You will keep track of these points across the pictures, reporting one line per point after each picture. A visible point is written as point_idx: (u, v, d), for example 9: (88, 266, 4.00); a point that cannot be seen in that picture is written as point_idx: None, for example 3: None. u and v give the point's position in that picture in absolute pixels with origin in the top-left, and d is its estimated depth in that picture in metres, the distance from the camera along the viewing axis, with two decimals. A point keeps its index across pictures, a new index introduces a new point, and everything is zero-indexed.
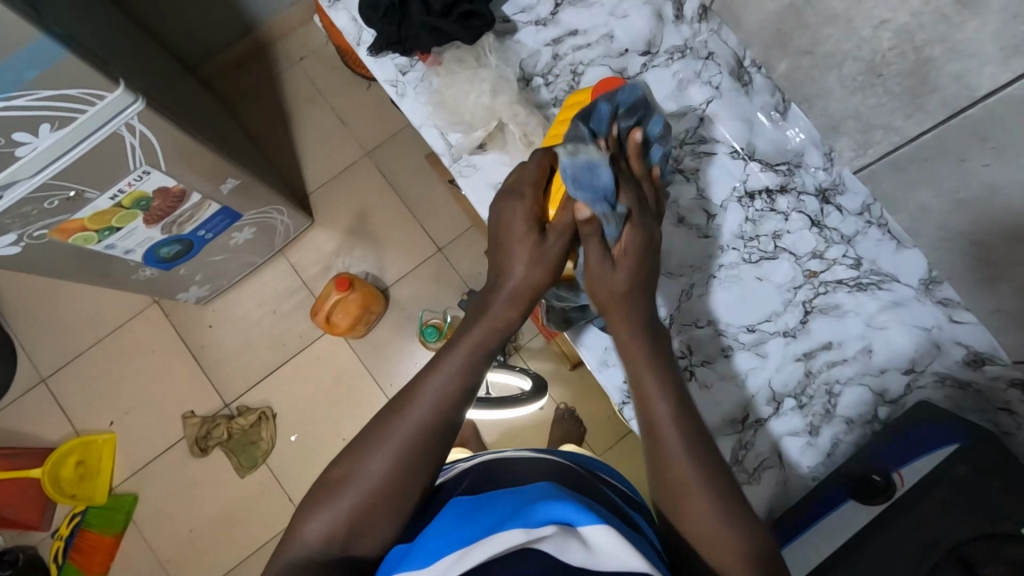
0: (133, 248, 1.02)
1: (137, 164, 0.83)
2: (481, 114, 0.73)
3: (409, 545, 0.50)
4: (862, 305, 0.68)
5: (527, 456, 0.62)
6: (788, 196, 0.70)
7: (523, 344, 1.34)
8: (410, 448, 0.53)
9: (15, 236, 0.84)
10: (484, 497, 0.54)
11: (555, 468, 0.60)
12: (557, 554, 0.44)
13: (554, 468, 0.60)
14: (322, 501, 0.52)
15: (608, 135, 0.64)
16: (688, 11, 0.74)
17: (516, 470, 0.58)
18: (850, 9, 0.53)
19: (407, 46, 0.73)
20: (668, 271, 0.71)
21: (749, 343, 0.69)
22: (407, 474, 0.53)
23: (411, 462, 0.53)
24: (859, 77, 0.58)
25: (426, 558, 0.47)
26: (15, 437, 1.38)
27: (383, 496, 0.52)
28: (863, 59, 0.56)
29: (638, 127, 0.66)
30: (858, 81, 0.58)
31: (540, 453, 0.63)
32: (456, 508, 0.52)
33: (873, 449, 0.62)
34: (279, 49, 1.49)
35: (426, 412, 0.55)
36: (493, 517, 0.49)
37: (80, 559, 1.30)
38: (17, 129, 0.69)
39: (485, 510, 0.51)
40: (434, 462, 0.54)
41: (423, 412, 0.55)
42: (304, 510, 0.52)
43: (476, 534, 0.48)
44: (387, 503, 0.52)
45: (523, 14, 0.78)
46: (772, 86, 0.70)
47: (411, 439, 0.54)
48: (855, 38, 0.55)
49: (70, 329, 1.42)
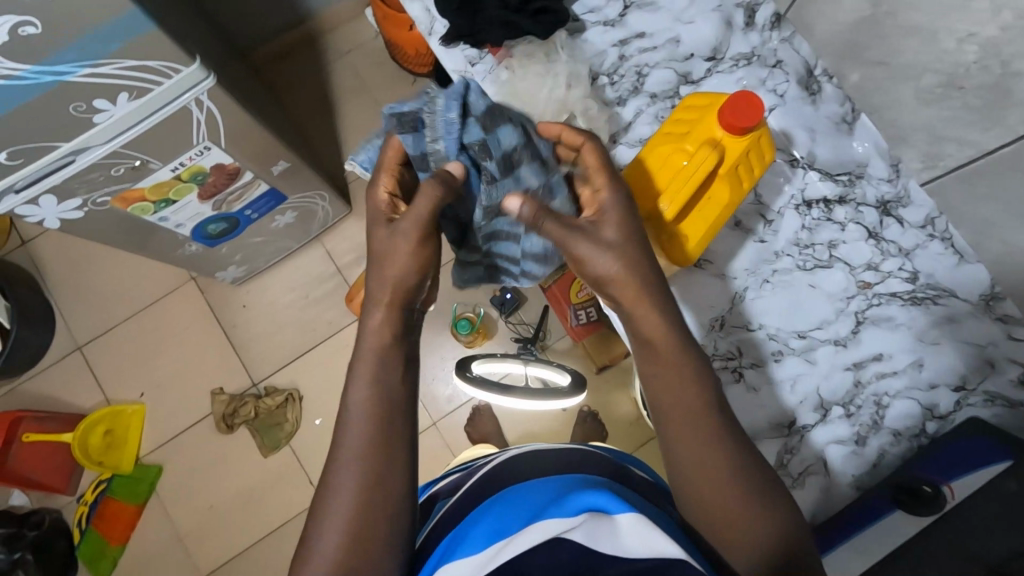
0: (183, 222, 1.05)
1: (199, 139, 0.85)
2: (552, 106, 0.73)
3: (461, 538, 0.55)
4: (913, 319, 0.65)
5: (547, 454, 0.66)
6: (846, 206, 0.68)
7: (551, 344, 1.36)
8: (370, 422, 0.57)
9: (79, 201, 0.86)
10: (528, 489, 0.59)
11: (593, 464, 0.64)
12: (586, 540, 0.48)
13: (595, 464, 0.64)
14: (326, 503, 0.54)
15: (732, 145, 0.63)
16: (761, 19, 0.74)
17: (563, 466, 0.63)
18: (933, 22, 0.52)
19: (478, 38, 0.77)
20: (724, 273, 0.70)
21: (798, 348, 0.67)
22: (383, 447, 0.56)
23: (384, 433, 0.57)
24: (938, 89, 0.56)
25: (481, 542, 0.53)
26: (47, 401, 1.41)
27: (376, 474, 0.55)
28: (942, 71, 0.54)
29: (758, 147, 0.64)
30: (936, 93, 0.56)
31: (560, 450, 0.67)
32: (505, 503, 0.57)
33: (914, 465, 0.60)
34: (328, 41, 1.52)
35: (367, 387, 0.59)
36: (531, 509, 0.54)
37: (102, 525, 1.32)
38: (97, 96, 0.71)
39: (527, 506, 0.55)
40: (398, 435, 0.58)
41: (368, 397, 0.58)
42: (321, 513, 0.54)
43: (520, 523, 0.52)
44: (386, 482, 0.55)
45: (591, 14, 0.78)
46: (842, 95, 0.70)
47: (370, 412, 0.57)
48: (937, 50, 0.53)
49: (107, 299, 1.45)
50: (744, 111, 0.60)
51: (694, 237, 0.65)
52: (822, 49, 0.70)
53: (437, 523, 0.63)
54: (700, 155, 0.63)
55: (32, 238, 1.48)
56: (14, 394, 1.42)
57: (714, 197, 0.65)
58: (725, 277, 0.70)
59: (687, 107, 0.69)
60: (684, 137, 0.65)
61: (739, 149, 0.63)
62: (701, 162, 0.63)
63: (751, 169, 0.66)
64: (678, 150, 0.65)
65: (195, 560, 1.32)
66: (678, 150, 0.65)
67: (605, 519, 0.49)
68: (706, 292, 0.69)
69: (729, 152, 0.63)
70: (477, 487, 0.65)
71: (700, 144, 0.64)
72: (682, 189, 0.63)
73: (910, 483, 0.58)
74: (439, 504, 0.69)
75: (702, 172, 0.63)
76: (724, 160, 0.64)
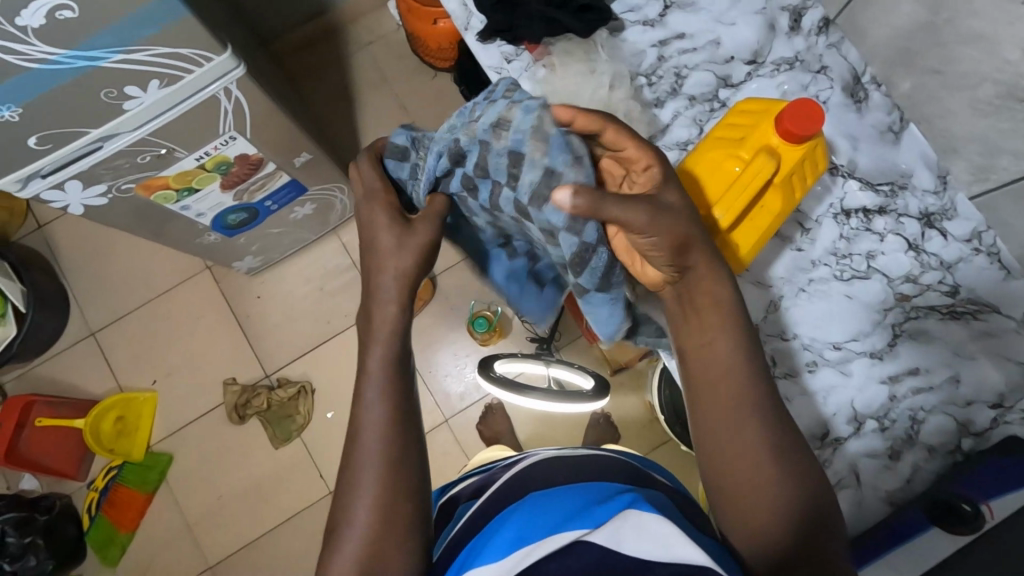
0: (204, 212, 1.04)
1: (226, 128, 0.85)
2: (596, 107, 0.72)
3: (482, 545, 0.54)
4: (952, 333, 0.63)
5: (571, 456, 0.66)
6: (886, 217, 0.67)
7: (565, 345, 1.35)
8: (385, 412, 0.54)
9: (104, 187, 0.86)
10: (550, 494, 0.58)
11: (616, 470, 0.63)
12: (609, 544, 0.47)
13: (619, 470, 0.63)
14: (348, 487, 0.52)
15: (788, 154, 0.59)
16: (807, 24, 0.72)
17: (588, 472, 0.62)
18: (997, 30, 0.51)
19: (516, 33, 0.76)
20: (761, 281, 0.69)
21: (831, 360, 0.66)
22: (402, 421, 0.54)
23: (403, 411, 0.55)
24: (996, 101, 0.53)
25: (507, 548, 0.52)
26: (60, 385, 1.41)
27: (398, 453, 0.53)
28: (1003, 83, 0.52)
29: (812, 157, 0.61)
30: (994, 105, 0.54)
31: (584, 453, 0.67)
32: (528, 507, 0.57)
33: (951, 482, 0.58)
34: (349, 32, 1.51)
35: (378, 363, 0.56)
36: (559, 513, 0.54)
37: (112, 512, 1.32)
38: (128, 83, 0.70)
39: (553, 512, 0.54)
40: (417, 417, 0.56)
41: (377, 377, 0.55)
42: (345, 492, 0.53)
43: (545, 530, 0.52)
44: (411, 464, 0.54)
45: (630, 13, 0.77)
46: (890, 104, 0.68)
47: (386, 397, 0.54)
48: (997, 60, 0.52)
49: (122, 285, 1.45)
50: (805, 118, 0.57)
51: (745, 244, 0.62)
52: (873, 55, 0.68)
53: (458, 528, 0.62)
54: (757, 161, 0.59)
55: (48, 222, 1.47)
56: (27, 377, 1.42)
57: (766, 204, 0.62)
58: (759, 285, 0.69)
59: (741, 112, 0.64)
60: (739, 144, 0.61)
61: (797, 156, 0.59)
62: (758, 171, 0.59)
63: (805, 179, 0.63)
64: (728, 158, 0.61)
65: (204, 549, 1.32)
66: (730, 156, 0.61)
67: (620, 518, 0.49)
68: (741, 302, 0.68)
69: (783, 161, 0.59)
70: (500, 490, 0.63)
71: (754, 150, 0.60)
72: (738, 196, 0.60)
73: (948, 500, 0.55)
74: (461, 507, 0.68)
75: (757, 181, 0.59)
76: (781, 167, 0.60)
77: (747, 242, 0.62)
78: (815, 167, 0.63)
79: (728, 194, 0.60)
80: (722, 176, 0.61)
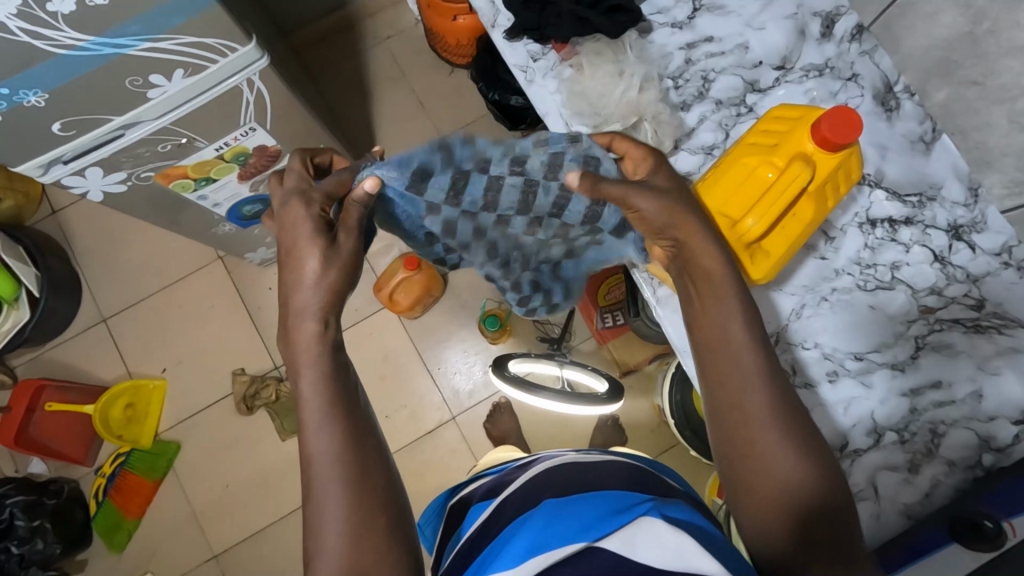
0: (220, 202, 1.04)
1: (246, 119, 0.84)
2: (623, 109, 0.74)
3: (496, 552, 0.54)
4: (977, 347, 0.62)
5: (581, 462, 0.65)
6: (912, 228, 0.67)
7: (575, 346, 1.35)
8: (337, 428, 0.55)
9: (124, 175, 0.86)
10: (562, 501, 0.58)
11: (618, 472, 0.64)
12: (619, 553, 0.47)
13: (621, 473, 0.64)
14: (318, 508, 0.53)
15: (822, 162, 0.58)
16: (839, 30, 0.71)
17: (589, 475, 0.62)
18: None
19: (544, 32, 0.76)
20: (783, 288, 0.68)
21: (853, 371, 0.65)
22: (358, 429, 0.56)
23: (352, 432, 0.56)
24: None
25: (520, 555, 0.51)
26: (70, 370, 1.42)
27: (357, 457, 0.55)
28: None
29: (846, 166, 0.60)
30: None
31: (594, 458, 0.66)
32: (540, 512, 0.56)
33: (972, 497, 0.58)
34: (367, 26, 1.51)
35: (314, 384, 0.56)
36: (569, 522, 0.54)
37: (118, 499, 1.32)
38: (153, 71, 0.70)
39: (566, 516, 0.55)
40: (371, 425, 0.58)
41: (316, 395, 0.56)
42: (311, 519, 0.54)
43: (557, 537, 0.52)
44: (371, 484, 0.55)
45: (659, 15, 0.76)
46: (923, 114, 0.68)
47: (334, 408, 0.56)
48: None
49: (134, 273, 1.45)
50: (842, 127, 0.56)
51: (773, 252, 0.62)
52: (908, 64, 0.67)
53: (470, 532, 0.62)
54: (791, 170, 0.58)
55: (63, 207, 1.48)
56: (37, 361, 1.42)
57: (797, 213, 0.61)
58: (781, 293, 0.68)
59: (775, 119, 0.63)
60: (771, 151, 0.60)
61: (830, 166, 0.58)
62: (792, 180, 0.59)
63: (837, 188, 0.62)
64: (760, 166, 0.61)
65: (209, 538, 1.33)
66: (763, 164, 0.61)
67: (631, 527, 0.50)
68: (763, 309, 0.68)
69: (817, 171, 0.59)
70: (511, 497, 0.63)
71: (787, 159, 0.59)
72: (771, 204, 0.60)
73: (970, 516, 0.54)
74: (473, 509, 0.67)
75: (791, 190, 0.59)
76: (815, 176, 0.59)
77: (778, 251, 0.62)
78: (848, 176, 0.62)
79: (762, 203, 0.60)
80: (754, 183, 0.61)
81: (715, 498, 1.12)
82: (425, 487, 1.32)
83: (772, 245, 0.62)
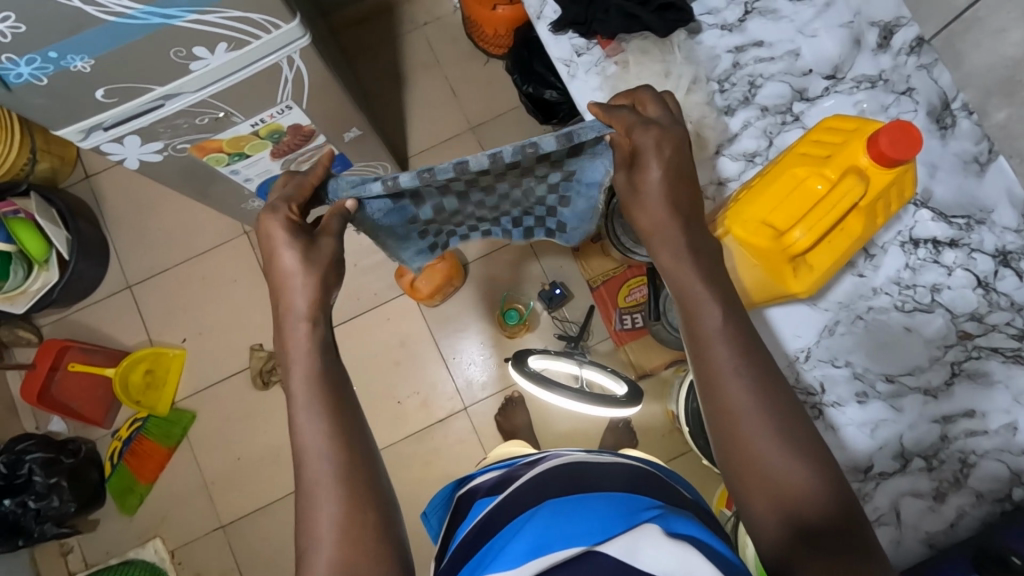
0: (251, 177, 1.04)
1: (284, 97, 0.85)
2: None
3: (505, 546, 0.54)
4: (1014, 379, 0.60)
5: (586, 459, 0.65)
6: (957, 250, 0.64)
7: (592, 345, 1.34)
8: (326, 413, 0.55)
9: (161, 145, 0.86)
10: (566, 501, 0.57)
11: (621, 474, 0.63)
12: (622, 556, 0.48)
13: (623, 475, 0.63)
14: (307, 501, 0.53)
15: (875, 178, 0.57)
16: (897, 42, 0.69)
17: (590, 476, 0.62)
18: None
19: (591, 27, 0.75)
20: (817, 303, 0.67)
21: (884, 394, 0.63)
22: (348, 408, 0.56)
23: (351, 427, 0.56)
24: None
25: (525, 556, 0.51)
26: (94, 334, 1.44)
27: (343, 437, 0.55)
28: None
29: (899, 184, 0.59)
30: None
31: (599, 457, 0.66)
32: (538, 511, 0.56)
33: (1002, 530, 0.56)
34: (405, 11, 1.50)
35: (306, 381, 0.56)
36: (571, 523, 0.53)
37: (133, 462, 1.36)
38: (197, 43, 0.70)
39: (568, 514, 0.55)
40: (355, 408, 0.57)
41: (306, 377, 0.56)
42: (303, 512, 0.53)
43: (558, 538, 0.52)
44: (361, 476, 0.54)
45: (709, 15, 0.74)
46: (979, 133, 0.65)
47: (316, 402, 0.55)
48: None
49: (161, 242, 1.47)
50: (902, 144, 0.54)
51: (817, 267, 0.61)
52: (968, 81, 0.65)
53: (471, 531, 0.61)
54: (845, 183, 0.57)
55: (96, 172, 1.50)
56: (63, 323, 1.45)
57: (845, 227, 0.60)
58: (817, 307, 0.67)
59: (828, 129, 0.62)
60: (824, 163, 0.59)
61: (884, 183, 0.57)
62: (842, 194, 0.57)
63: (886, 206, 0.60)
64: (811, 175, 0.59)
65: (218, 509, 1.35)
66: (816, 175, 0.59)
67: (635, 532, 0.49)
68: (800, 324, 0.66)
69: (870, 186, 0.57)
70: (518, 492, 0.62)
71: (841, 171, 0.57)
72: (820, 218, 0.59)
73: (997, 551, 0.53)
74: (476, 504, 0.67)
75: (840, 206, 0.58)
76: (864, 193, 0.58)
77: (820, 263, 0.61)
78: (899, 194, 0.60)
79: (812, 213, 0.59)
80: (803, 192, 0.59)
81: (723, 509, 1.11)
82: (431, 475, 1.32)
83: (816, 257, 0.61)
